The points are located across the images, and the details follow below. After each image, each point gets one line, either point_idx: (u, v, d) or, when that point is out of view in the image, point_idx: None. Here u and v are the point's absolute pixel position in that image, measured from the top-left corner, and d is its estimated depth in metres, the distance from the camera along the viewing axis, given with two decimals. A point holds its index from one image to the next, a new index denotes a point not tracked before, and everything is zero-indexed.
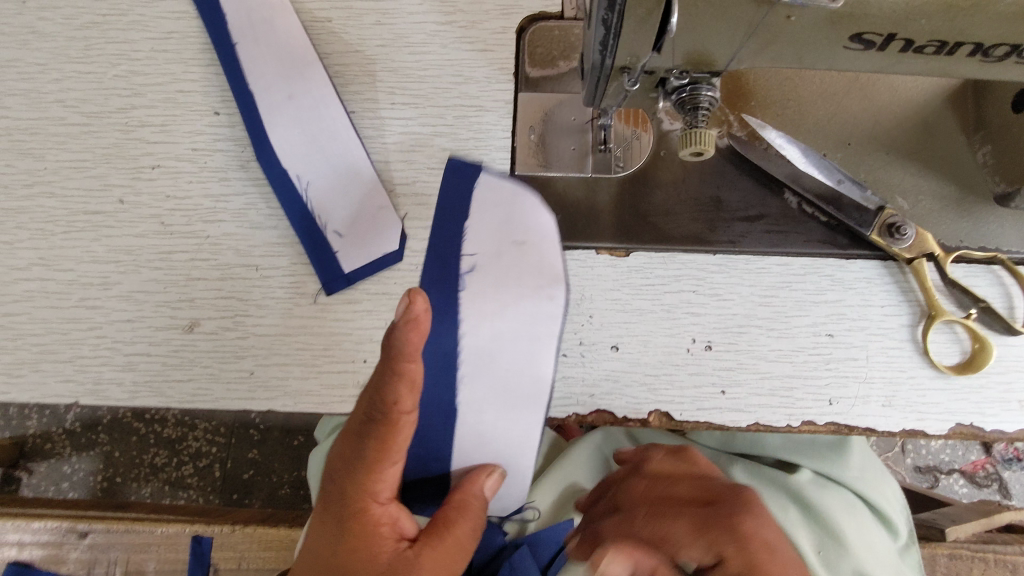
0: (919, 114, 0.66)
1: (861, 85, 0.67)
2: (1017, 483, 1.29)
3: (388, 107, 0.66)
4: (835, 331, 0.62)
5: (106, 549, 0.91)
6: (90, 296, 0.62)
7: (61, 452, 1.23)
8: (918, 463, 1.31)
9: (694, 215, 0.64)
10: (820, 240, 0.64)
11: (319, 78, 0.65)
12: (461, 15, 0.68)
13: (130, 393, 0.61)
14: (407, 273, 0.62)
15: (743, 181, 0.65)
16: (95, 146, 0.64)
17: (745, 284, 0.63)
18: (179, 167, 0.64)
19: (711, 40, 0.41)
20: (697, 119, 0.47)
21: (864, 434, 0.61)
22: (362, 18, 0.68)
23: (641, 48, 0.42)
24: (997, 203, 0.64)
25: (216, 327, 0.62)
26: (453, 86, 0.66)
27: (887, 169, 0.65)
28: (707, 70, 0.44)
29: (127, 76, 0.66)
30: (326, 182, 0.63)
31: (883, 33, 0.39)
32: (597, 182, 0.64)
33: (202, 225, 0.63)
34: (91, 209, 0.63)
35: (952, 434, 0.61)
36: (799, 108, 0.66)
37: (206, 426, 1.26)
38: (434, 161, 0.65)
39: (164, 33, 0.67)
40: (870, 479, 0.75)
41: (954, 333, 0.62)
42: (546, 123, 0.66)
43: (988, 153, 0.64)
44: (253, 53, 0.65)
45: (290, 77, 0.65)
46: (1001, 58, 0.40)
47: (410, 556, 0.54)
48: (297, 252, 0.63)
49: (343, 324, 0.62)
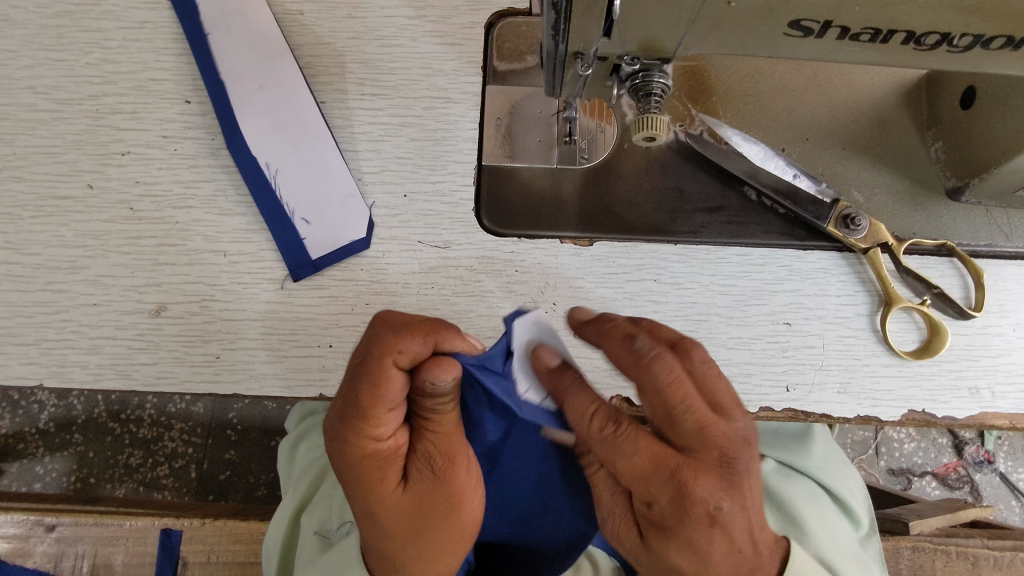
0: (875, 110, 0.68)
1: (818, 82, 0.69)
2: (987, 486, 1.31)
3: (357, 98, 0.67)
4: (792, 319, 0.64)
5: (74, 543, 0.91)
6: (57, 280, 0.62)
7: (32, 452, 1.22)
8: (891, 465, 1.33)
9: (656, 206, 0.66)
10: (778, 232, 0.66)
11: (290, 68, 0.66)
12: (431, 9, 0.69)
13: (95, 376, 0.61)
14: (372, 261, 0.64)
15: (704, 174, 0.66)
16: (66, 132, 0.65)
17: (705, 274, 0.65)
18: (150, 153, 0.65)
19: (659, 26, 0.42)
20: (650, 105, 0.49)
21: (819, 420, 0.63)
22: (333, 12, 0.69)
23: (592, 34, 0.43)
24: (949, 197, 0.66)
25: (182, 311, 0.62)
26: (423, 79, 0.68)
27: (844, 163, 0.67)
28: (657, 56, 0.46)
29: (99, 65, 0.66)
30: (294, 170, 0.64)
31: (820, 20, 0.41)
32: (561, 173, 0.66)
33: (170, 211, 0.64)
34: (60, 194, 0.64)
35: (905, 421, 0.62)
36: (759, 104, 0.68)
37: (182, 426, 1.25)
38: (402, 150, 0.66)
39: (137, 23, 0.68)
40: (832, 469, 0.76)
41: (912, 320, 0.64)
42: (513, 115, 0.67)
43: (940, 149, 0.66)
44: (225, 43, 0.66)
45: (260, 67, 0.65)
46: (933, 46, 0.42)
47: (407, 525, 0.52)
48: (265, 238, 0.64)
49: (309, 309, 0.63)
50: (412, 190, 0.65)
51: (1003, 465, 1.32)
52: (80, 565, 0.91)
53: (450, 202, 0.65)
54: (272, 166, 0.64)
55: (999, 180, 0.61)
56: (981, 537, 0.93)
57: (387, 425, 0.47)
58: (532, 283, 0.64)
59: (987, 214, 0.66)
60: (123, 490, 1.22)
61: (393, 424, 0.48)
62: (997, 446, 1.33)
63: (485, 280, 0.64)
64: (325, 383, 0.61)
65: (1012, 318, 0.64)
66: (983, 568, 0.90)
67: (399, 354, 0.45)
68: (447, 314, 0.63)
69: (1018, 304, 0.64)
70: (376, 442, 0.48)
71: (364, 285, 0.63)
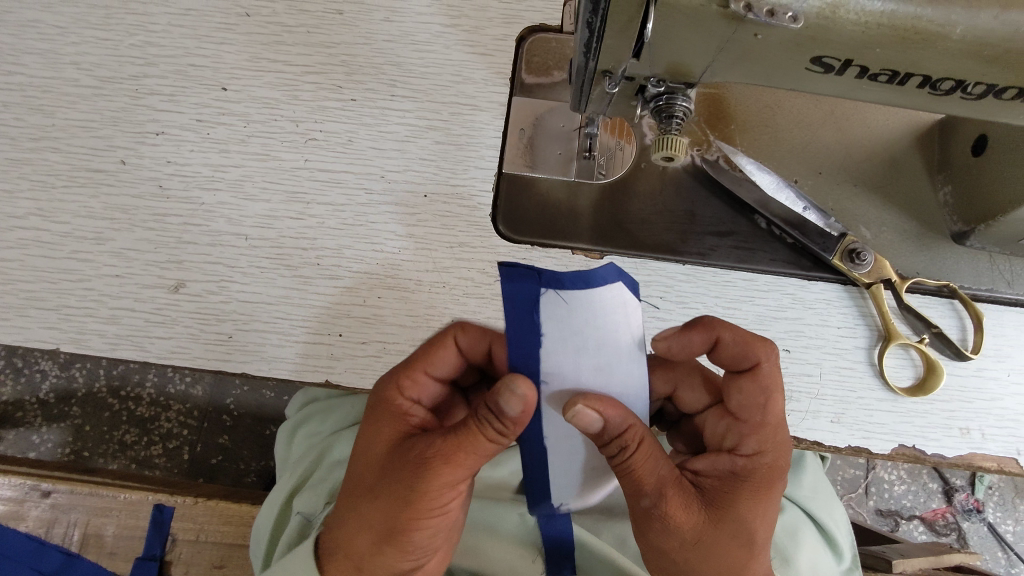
0: (888, 149, 0.70)
1: (836, 118, 0.71)
2: (975, 535, 1.32)
3: (387, 98, 0.69)
4: (790, 346, 0.66)
5: (68, 510, 0.93)
6: (82, 249, 0.64)
7: (29, 421, 1.21)
8: (880, 505, 1.32)
9: (668, 226, 0.67)
10: (784, 261, 0.67)
11: (631, 316, 0.47)
12: (466, 19, 0.72)
13: (112, 345, 0.63)
14: (388, 256, 0.66)
15: (716, 199, 0.68)
16: (104, 108, 0.67)
17: (710, 296, 0.66)
18: (183, 135, 0.67)
19: (688, 51, 0.44)
20: (671, 127, 0.51)
21: (809, 447, 0.64)
22: (372, 14, 0.71)
23: (621, 54, 0.45)
24: (954, 240, 0.68)
25: (200, 289, 0.64)
26: (452, 85, 0.70)
27: (854, 200, 0.69)
28: (683, 80, 0.48)
29: (143, 47, 0.69)
30: (560, 348, 0.47)
31: (841, 59, 0.42)
32: (579, 186, 0.68)
33: (198, 192, 0.66)
34: (93, 167, 0.66)
35: (894, 455, 0.64)
36: (776, 135, 0.70)
37: (180, 407, 1.24)
38: (426, 152, 0.68)
39: (182, 10, 0.70)
40: (820, 498, 0.77)
41: (909, 358, 0.65)
42: (535, 127, 0.69)
43: (949, 193, 0.68)
44: (577, 340, 0.47)
45: (545, 310, 0.46)
46: (947, 91, 0.44)
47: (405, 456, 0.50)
48: (287, 225, 0.66)
49: (323, 298, 0.65)
50: (432, 192, 0.67)
51: (992, 515, 1.32)
52: (70, 532, 0.92)
53: (467, 205, 0.67)
54: (561, 446, 0.52)
55: (1006, 227, 0.63)
56: None
57: (416, 382, 0.53)
58: None
59: (990, 261, 0.68)
60: (116, 466, 1.22)
61: (423, 389, 0.53)
62: (988, 496, 1.33)
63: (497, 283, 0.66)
64: (333, 370, 0.63)
65: (1006, 363, 0.66)
66: None
67: (465, 335, 0.54)
68: (457, 313, 0.65)
69: (1013, 351, 0.66)
70: (401, 402, 0.52)
71: (378, 279, 0.65)
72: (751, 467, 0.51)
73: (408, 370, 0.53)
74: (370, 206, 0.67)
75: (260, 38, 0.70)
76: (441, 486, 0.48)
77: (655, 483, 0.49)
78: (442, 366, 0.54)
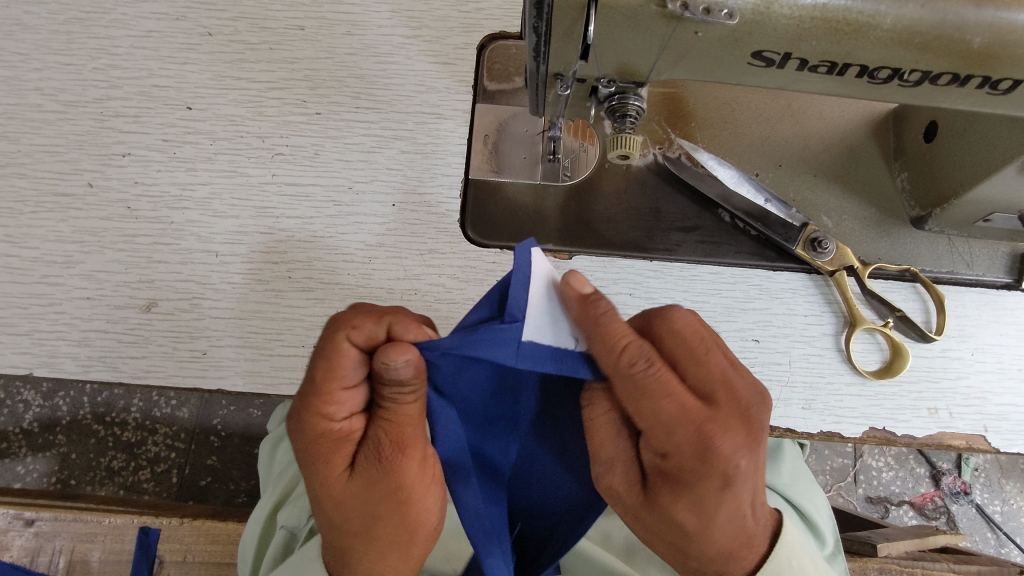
0: (845, 139, 0.72)
1: (792, 111, 0.72)
2: (963, 517, 1.33)
3: (352, 111, 0.70)
4: (759, 336, 0.67)
5: (52, 538, 0.92)
6: (52, 273, 0.65)
7: (15, 451, 1.19)
8: (869, 492, 1.33)
9: (634, 224, 0.68)
10: (749, 252, 0.69)
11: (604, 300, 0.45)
12: (426, 30, 0.73)
13: (85, 367, 0.63)
14: (359, 266, 0.66)
15: (680, 195, 0.69)
16: (69, 132, 0.68)
17: (678, 291, 0.68)
18: (150, 156, 0.68)
19: (633, 51, 0.45)
20: (625, 125, 0.52)
21: (783, 434, 0.65)
22: (333, 29, 0.72)
23: (569, 57, 0.47)
24: (914, 225, 0.69)
25: (172, 307, 0.65)
26: (416, 95, 0.71)
27: (814, 190, 0.70)
28: (632, 80, 0.49)
29: (106, 70, 0.69)
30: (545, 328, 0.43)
31: (780, 52, 0.44)
32: (545, 189, 0.69)
33: (166, 211, 0.67)
34: (61, 191, 0.66)
35: (866, 438, 0.65)
36: (735, 129, 0.71)
37: (166, 430, 1.24)
38: (393, 162, 0.69)
39: (144, 32, 0.71)
40: (800, 486, 0.78)
41: (875, 342, 0.67)
42: (500, 133, 0.70)
43: (905, 179, 0.69)
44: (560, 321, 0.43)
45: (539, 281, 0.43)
46: (884, 80, 0.45)
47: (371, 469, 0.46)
48: (257, 240, 0.66)
49: (296, 310, 0.65)
50: (400, 200, 0.68)
51: (978, 496, 1.34)
52: (56, 559, 0.92)
53: (435, 212, 0.68)
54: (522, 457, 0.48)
55: (960, 210, 0.65)
56: (948, 561, 0.94)
57: (339, 401, 0.45)
58: None
59: (949, 243, 0.69)
60: (104, 492, 1.20)
61: (351, 402, 0.46)
62: (974, 478, 1.35)
63: (467, 288, 0.66)
64: None
65: (970, 342, 0.67)
66: None
67: (355, 331, 0.44)
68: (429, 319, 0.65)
69: (976, 330, 0.67)
70: (334, 424, 0.45)
71: (349, 289, 0.66)
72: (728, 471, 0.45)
73: (324, 393, 0.44)
74: (339, 217, 0.67)
75: (224, 57, 0.71)
76: (414, 462, 0.46)
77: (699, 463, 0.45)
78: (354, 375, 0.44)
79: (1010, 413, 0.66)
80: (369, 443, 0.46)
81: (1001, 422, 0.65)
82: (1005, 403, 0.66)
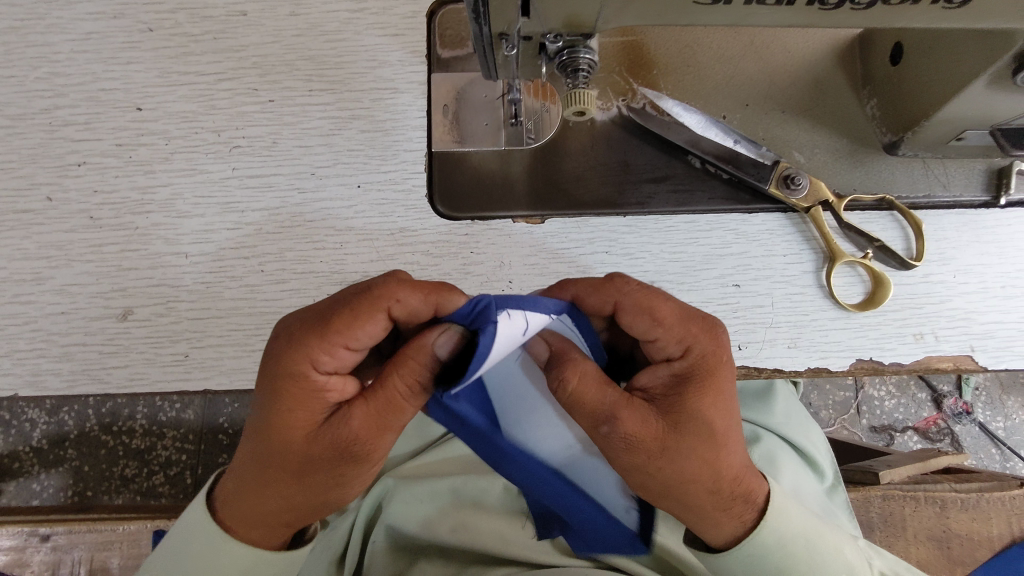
0: (810, 71, 0.70)
1: (755, 48, 0.71)
2: (967, 436, 1.35)
3: (306, 94, 0.68)
4: (740, 281, 0.66)
5: (70, 550, 0.94)
6: (24, 292, 0.64)
7: (28, 470, 1.19)
8: (873, 422, 1.34)
9: (604, 180, 0.67)
10: (723, 197, 0.68)
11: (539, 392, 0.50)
12: (372, 2, 0.71)
13: (69, 382, 0.63)
14: (330, 252, 0.66)
15: (649, 146, 0.68)
16: (20, 147, 0.66)
17: (655, 243, 0.67)
18: (105, 162, 0.66)
19: (575, 3, 0.44)
20: (579, 80, 0.51)
21: (772, 376, 0.65)
22: (276, 10, 0.70)
23: (511, 14, 0.46)
24: (887, 151, 0.68)
25: (149, 313, 0.64)
26: (369, 71, 0.69)
27: (783, 127, 0.69)
28: (579, 33, 0.48)
29: (49, 78, 0.68)
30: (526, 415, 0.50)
31: None
32: (509, 155, 0.67)
33: (130, 217, 0.66)
34: (20, 208, 0.65)
35: (854, 370, 0.65)
36: (698, 73, 0.70)
37: (175, 433, 1.24)
38: (353, 143, 0.68)
39: (83, 34, 0.69)
40: (796, 423, 0.78)
41: (857, 274, 0.66)
42: (458, 101, 0.68)
43: (875, 106, 0.68)
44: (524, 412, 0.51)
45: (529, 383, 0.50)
46: (836, 5, 0.44)
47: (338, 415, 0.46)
48: (224, 237, 0.66)
49: (272, 303, 0.65)
50: (365, 181, 0.67)
51: (981, 415, 1.36)
52: (76, 569, 0.93)
53: (402, 190, 0.67)
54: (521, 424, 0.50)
55: (932, 132, 0.63)
56: (949, 481, 0.96)
57: (336, 357, 0.45)
58: (487, 263, 0.66)
59: (924, 166, 0.68)
60: (122, 500, 1.21)
61: (341, 360, 0.46)
62: (975, 397, 1.36)
63: (442, 263, 0.66)
64: None
65: (951, 265, 0.67)
66: (951, 511, 0.92)
67: (399, 303, 0.45)
68: None
69: (956, 252, 0.67)
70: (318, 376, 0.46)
71: (324, 277, 0.65)
72: (689, 365, 0.48)
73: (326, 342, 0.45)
74: (306, 205, 0.66)
75: (167, 52, 0.69)
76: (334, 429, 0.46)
77: (607, 405, 0.45)
78: (370, 332, 0.46)
79: (995, 331, 0.66)
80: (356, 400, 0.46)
81: (987, 341, 0.65)
82: (989, 322, 0.66)
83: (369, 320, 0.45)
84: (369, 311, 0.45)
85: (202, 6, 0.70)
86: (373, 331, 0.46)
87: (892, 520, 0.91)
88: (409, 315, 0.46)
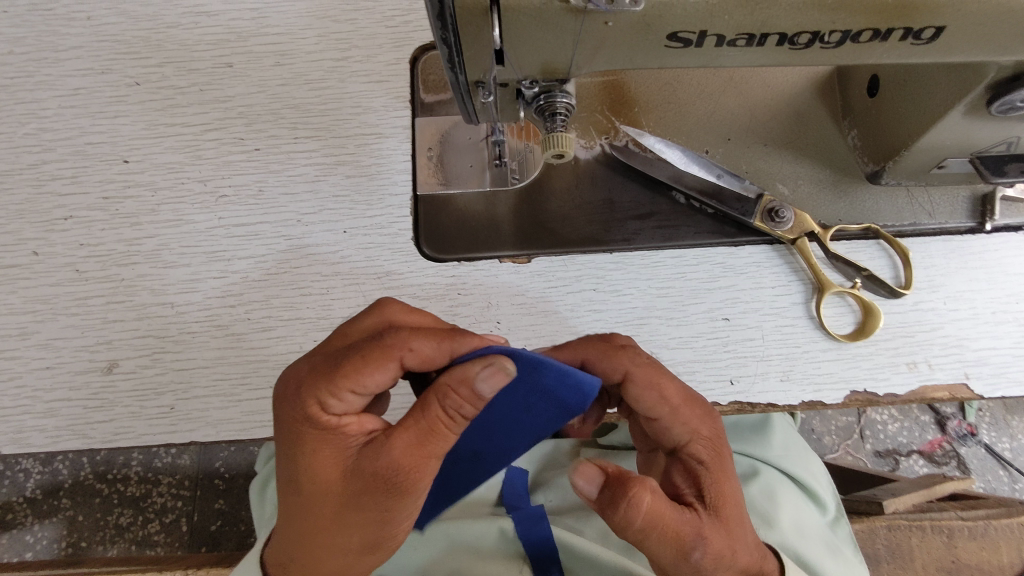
0: (790, 105, 0.71)
1: (735, 83, 0.71)
2: (974, 458, 1.33)
3: (292, 142, 0.69)
4: (730, 315, 0.66)
5: None
6: (9, 347, 0.64)
7: (21, 521, 1.17)
8: (877, 447, 1.32)
9: (589, 218, 0.68)
10: (709, 232, 0.68)
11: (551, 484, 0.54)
12: (356, 50, 0.72)
13: (54, 438, 0.62)
14: (317, 298, 0.65)
15: (633, 183, 0.68)
16: (8, 203, 0.67)
17: (642, 279, 0.66)
18: (91, 215, 0.67)
19: (548, 51, 0.45)
20: (556, 124, 0.51)
21: (765, 411, 0.64)
22: (262, 61, 0.71)
23: (486, 63, 0.46)
24: (870, 181, 0.69)
25: (135, 365, 0.64)
26: (353, 117, 0.70)
27: (766, 159, 0.69)
28: (555, 78, 0.49)
29: (37, 134, 0.68)
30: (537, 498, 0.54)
31: (695, 31, 0.43)
32: (494, 195, 0.68)
33: (116, 269, 0.65)
34: (6, 263, 0.65)
35: (848, 402, 0.64)
36: (680, 109, 0.71)
37: (170, 480, 1.22)
38: (338, 188, 0.68)
39: (70, 90, 0.70)
40: (795, 455, 0.77)
41: (846, 304, 0.66)
42: (442, 144, 0.69)
43: (856, 136, 0.69)
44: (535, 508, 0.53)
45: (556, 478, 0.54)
46: (806, 44, 0.45)
47: (378, 441, 0.45)
48: (211, 286, 0.65)
49: (259, 350, 0.64)
50: (351, 226, 0.67)
51: (986, 436, 1.34)
52: None
53: (388, 233, 0.67)
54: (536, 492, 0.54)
55: (913, 161, 0.64)
56: (956, 508, 0.94)
57: (343, 398, 0.45)
58: (475, 304, 0.65)
59: (908, 194, 0.69)
60: (116, 550, 1.18)
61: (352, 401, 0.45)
62: (979, 419, 1.35)
63: (429, 306, 0.65)
64: None
65: (940, 292, 0.66)
66: (959, 540, 0.90)
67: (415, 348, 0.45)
68: None
69: (945, 279, 0.67)
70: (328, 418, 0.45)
71: (311, 323, 0.65)
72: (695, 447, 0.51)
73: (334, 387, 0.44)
74: (292, 252, 0.66)
75: (154, 105, 0.70)
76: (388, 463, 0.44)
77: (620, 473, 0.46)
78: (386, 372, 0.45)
79: (989, 357, 0.65)
80: (378, 435, 0.45)
81: (982, 367, 0.65)
82: (983, 348, 0.65)
83: (379, 367, 0.45)
84: (383, 352, 0.45)
85: (188, 59, 0.71)
86: (386, 374, 0.45)
87: (899, 551, 0.89)
88: (422, 362, 0.46)
